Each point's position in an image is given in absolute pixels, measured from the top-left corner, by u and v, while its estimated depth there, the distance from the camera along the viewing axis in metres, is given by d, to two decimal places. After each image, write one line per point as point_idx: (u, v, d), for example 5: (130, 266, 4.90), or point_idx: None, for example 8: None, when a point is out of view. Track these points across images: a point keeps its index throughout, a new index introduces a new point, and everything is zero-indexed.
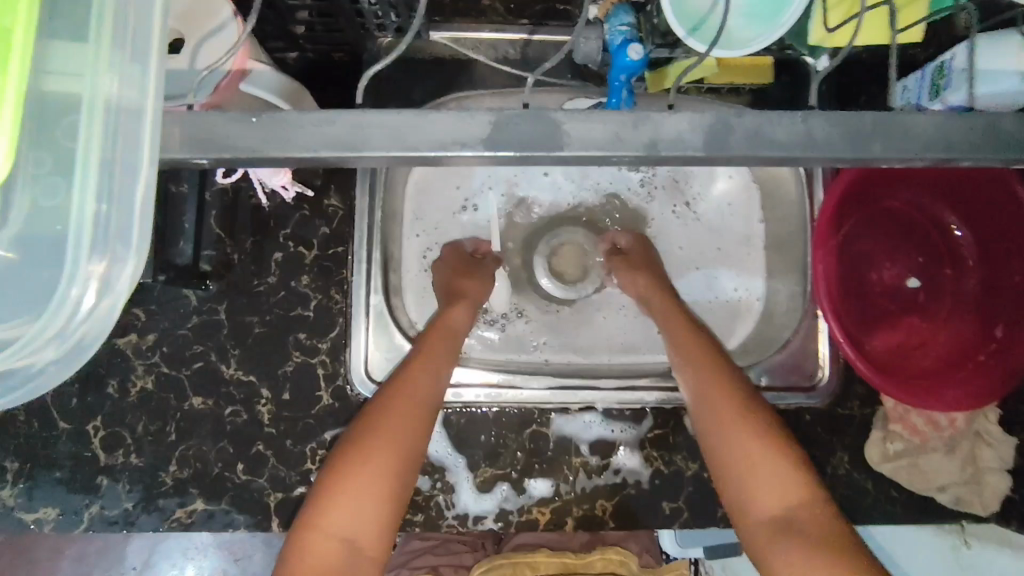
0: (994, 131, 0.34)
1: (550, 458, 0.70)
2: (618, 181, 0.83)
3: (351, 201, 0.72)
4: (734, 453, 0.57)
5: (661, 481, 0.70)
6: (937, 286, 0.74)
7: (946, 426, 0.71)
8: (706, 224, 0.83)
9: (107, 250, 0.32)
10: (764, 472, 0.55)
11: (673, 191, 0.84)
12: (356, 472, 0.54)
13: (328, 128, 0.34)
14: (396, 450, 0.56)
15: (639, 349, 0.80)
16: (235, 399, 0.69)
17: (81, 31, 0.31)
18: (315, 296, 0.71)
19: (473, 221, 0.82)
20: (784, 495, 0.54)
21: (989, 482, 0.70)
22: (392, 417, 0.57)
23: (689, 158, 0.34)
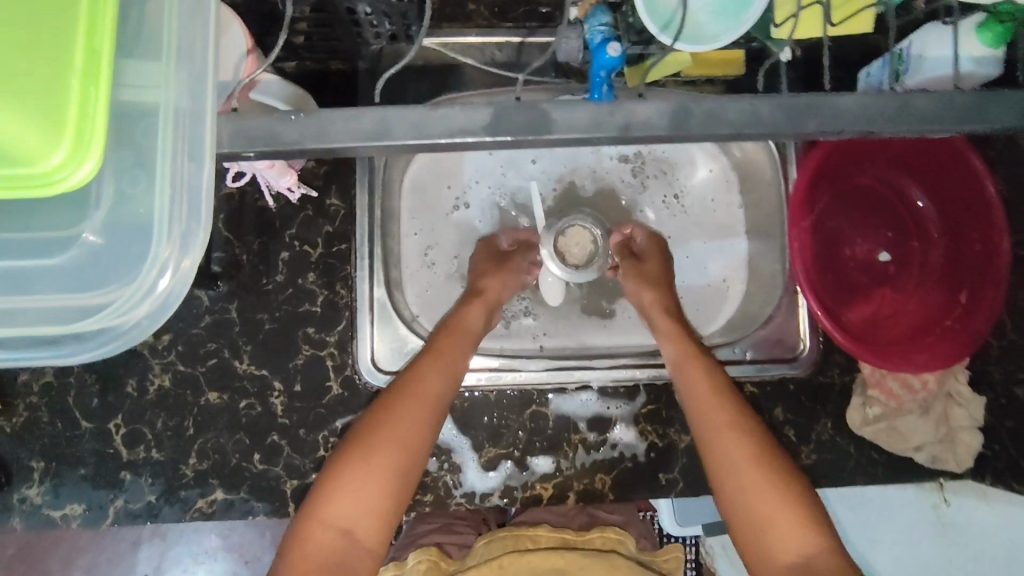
0: (923, 106, 0.39)
1: (550, 436, 0.74)
2: (603, 174, 0.88)
3: (352, 200, 0.76)
4: (748, 497, 0.60)
5: (657, 453, 0.74)
6: (907, 258, 0.79)
7: (920, 389, 0.76)
8: (688, 211, 0.88)
9: (180, 228, 0.38)
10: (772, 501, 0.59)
11: (656, 182, 0.88)
12: (364, 467, 0.56)
13: (358, 124, 0.38)
14: (403, 447, 0.58)
15: (631, 333, 0.83)
16: (249, 392, 0.72)
17: (151, 50, 0.37)
18: (321, 292, 0.74)
19: (465, 219, 0.87)
20: (796, 528, 0.58)
21: (962, 440, 0.74)
22: (403, 413, 0.60)
23: (657, 139, 0.39)
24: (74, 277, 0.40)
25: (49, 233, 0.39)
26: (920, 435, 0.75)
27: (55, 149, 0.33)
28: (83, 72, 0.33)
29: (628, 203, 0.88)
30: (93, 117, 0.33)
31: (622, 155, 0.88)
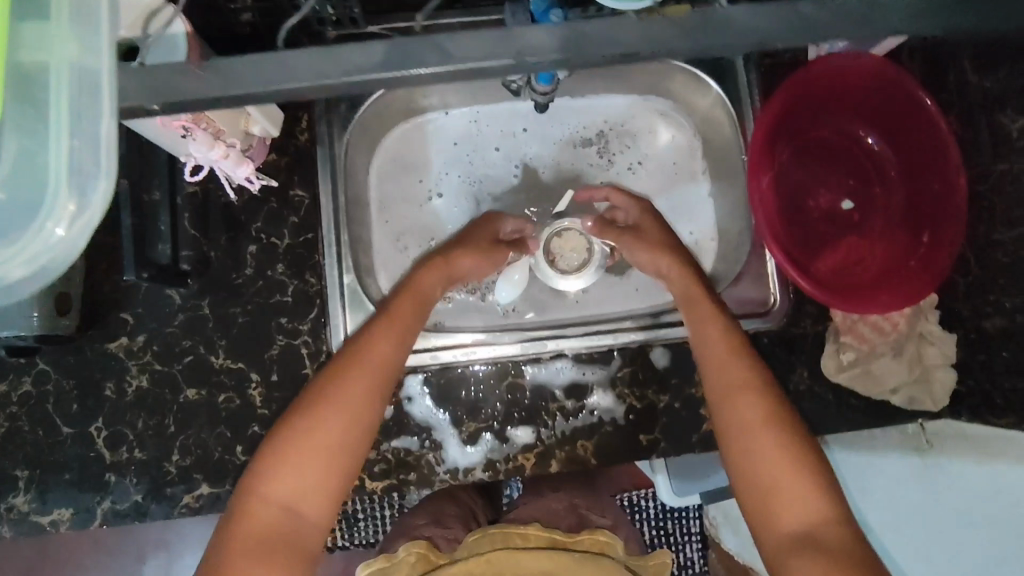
0: (824, 21, 0.40)
1: (528, 406, 0.74)
2: (567, 151, 0.89)
3: (315, 189, 0.77)
4: (765, 464, 0.59)
5: (636, 416, 0.75)
6: (870, 204, 0.79)
7: (890, 331, 0.76)
8: (652, 178, 0.88)
9: (76, 179, 0.39)
10: (782, 474, 0.59)
11: (620, 154, 0.89)
12: (308, 437, 0.57)
13: (267, 67, 0.39)
14: (349, 416, 0.58)
15: (601, 304, 0.84)
16: (227, 385, 0.73)
17: (43, 12, 0.37)
18: (291, 282, 0.75)
19: (436, 209, 0.87)
20: (805, 497, 0.58)
21: (936, 378, 0.75)
22: (348, 380, 0.60)
23: (553, 61, 0.40)
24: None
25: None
26: (895, 377, 0.75)
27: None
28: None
29: (591, 177, 0.89)
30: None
31: (583, 130, 0.89)
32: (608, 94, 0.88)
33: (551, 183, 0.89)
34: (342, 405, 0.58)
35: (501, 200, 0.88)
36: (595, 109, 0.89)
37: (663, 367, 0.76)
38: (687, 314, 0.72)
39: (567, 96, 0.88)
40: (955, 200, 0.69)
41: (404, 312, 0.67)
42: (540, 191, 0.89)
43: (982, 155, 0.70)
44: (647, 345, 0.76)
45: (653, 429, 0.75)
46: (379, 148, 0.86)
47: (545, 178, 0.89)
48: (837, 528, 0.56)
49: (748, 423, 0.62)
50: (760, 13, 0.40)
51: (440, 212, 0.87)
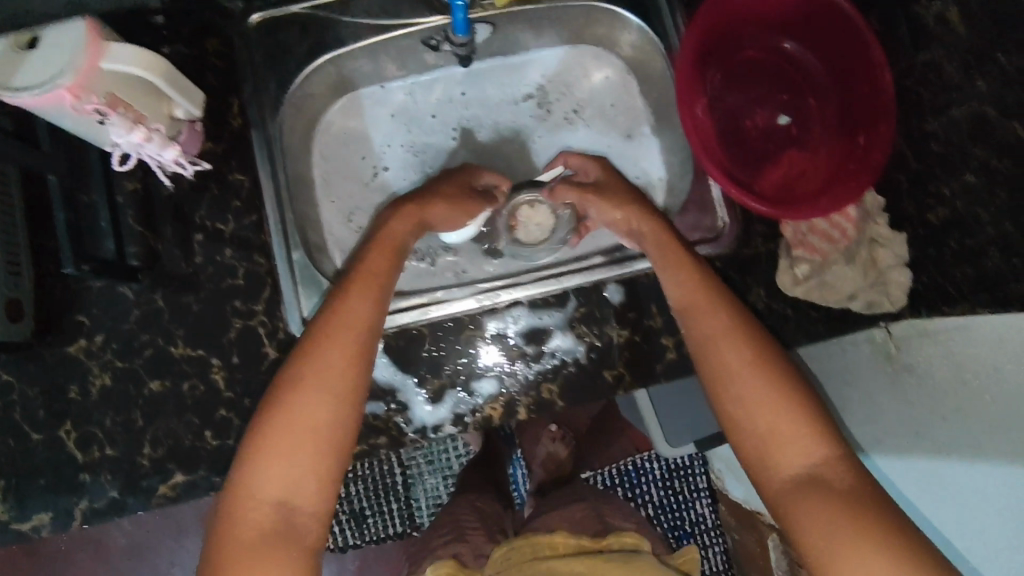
0: None
1: (490, 358, 0.75)
2: (506, 110, 0.89)
3: (254, 171, 0.77)
4: (757, 412, 0.61)
5: (598, 354, 0.75)
6: (806, 117, 0.79)
7: (840, 238, 0.76)
8: (592, 125, 0.89)
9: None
10: (780, 416, 0.61)
11: (558, 106, 0.89)
12: (296, 421, 0.58)
13: None
14: (330, 393, 0.60)
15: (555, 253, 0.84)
16: (190, 373, 0.74)
17: None
18: (241, 265, 0.75)
19: (381, 181, 0.88)
20: (802, 440, 0.60)
21: (892, 280, 0.75)
22: (312, 361, 0.60)
23: None
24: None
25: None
26: (851, 283, 0.75)
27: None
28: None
29: (532, 131, 0.89)
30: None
31: (518, 87, 0.89)
32: (539, 47, 0.88)
33: (494, 142, 0.89)
34: (322, 384, 0.60)
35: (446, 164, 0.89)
36: (528, 65, 0.89)
37: (619, 303, 0.76)
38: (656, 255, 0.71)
39: (498, 55, 0.88)
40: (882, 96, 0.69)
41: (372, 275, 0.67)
42: (484, 151, 0.89)
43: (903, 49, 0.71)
44: (600, 283, 0.77)
45: (615, 364, 0.75)
46: (319, 127, 0.87)
47: (487, 138, 0.89)
48: (833, 466, 0.59)
49: (735, 367, 0.63)
50: None
51: (386, 184, 0.88)
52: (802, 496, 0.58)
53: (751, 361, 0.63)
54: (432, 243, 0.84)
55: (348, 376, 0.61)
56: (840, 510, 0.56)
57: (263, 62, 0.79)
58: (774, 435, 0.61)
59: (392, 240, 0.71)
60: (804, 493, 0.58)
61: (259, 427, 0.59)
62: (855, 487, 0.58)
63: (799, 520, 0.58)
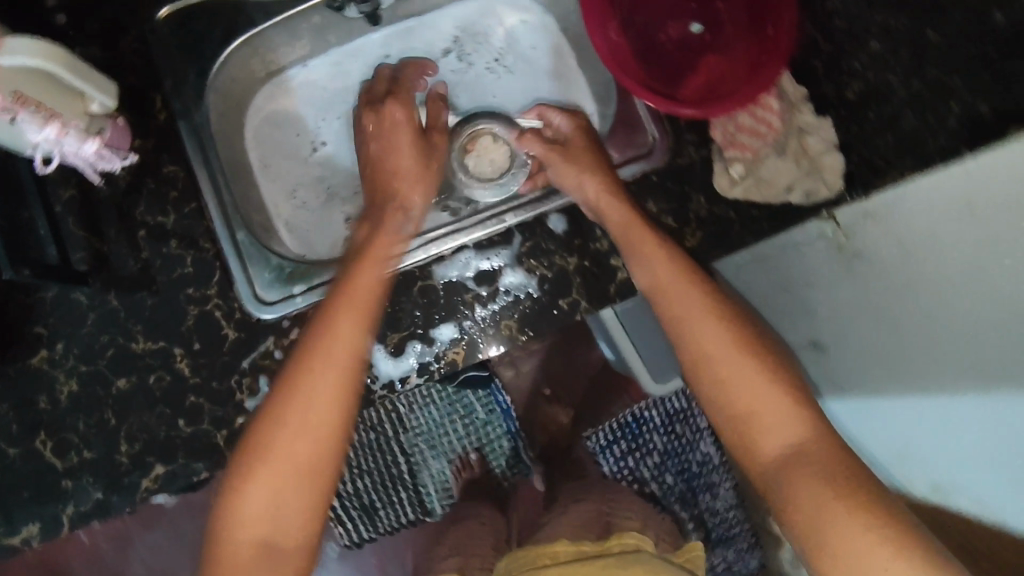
0: None
1: (444, 304, 0.76)
2: (431, 70, 0.91)
3: (187, 161, 0.78)
4: (738, 387, 0.62)
5: (551, 282, 0.76)
6: (719, 21, 0.80)
7: (767, 132, 0.79)
8: (517, 71, 0.92)
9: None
10: (766, 389, 0.61)
11: (481, 57, 0.91)
12: (280, 460, 0.59)
13: None
14: (320, 421, 0.60)
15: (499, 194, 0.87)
16: (155, 366, 0.75)
17: None
18: (188, 253, 0.77)
19: (321, 157, 0.89)
20: (781, 416, 0.60)
21: (826, 165, 0.76)
22: (293, 400, 0.61)
23: None
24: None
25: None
26: (785, 176, 0.79)
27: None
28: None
29: (459, 85, 0.91)
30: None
31: (439, 46, 0.91)
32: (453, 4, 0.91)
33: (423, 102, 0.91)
34: (307, 418, 0.60)
35: None
36: (443, 23, 0.91)
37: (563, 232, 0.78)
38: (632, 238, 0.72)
39: (414, 18, 0.90)
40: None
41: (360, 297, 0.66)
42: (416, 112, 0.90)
43: None
44: (542, 216, 0.78)
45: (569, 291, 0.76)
46: (250, 113, 0.88)
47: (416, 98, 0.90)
48: (810, 442, 0.59)
49: (718, 344, 0.64)
50: None
51: (326, 159, 0.90)
52: (786, 474, 0.58)
53: (734, 340, 0.64)
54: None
55: (335, 409, 0.61)
56: (827, 486, 0.55)
57: (181, 53, 0.80)
58: (761, 415, 0.61)
59: (375, 257, 0.70)
60: (790, 470, 0.58)
61: (241, 476, 0.59)
62: (831, 457, 0.57)
63: (792, 489, 0.57)
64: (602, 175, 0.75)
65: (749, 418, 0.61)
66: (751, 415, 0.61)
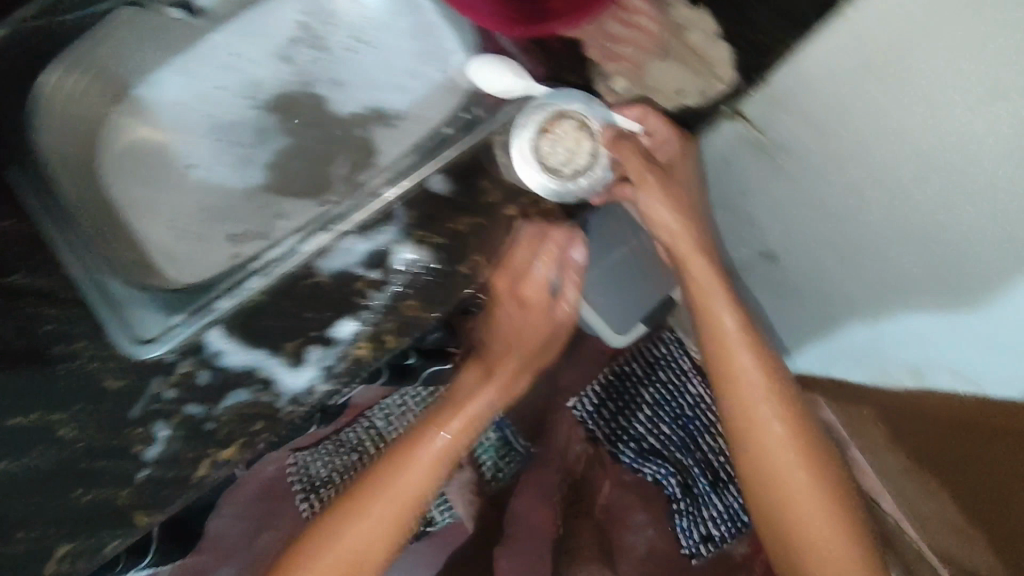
0: None
1: (336, 300, 0.69)
2: (285, 59, 0.85)
3: (25, 206, 0.69)
4: (793, 488, 0.80)
5: (443, 252, 0.71)
6: None
7: (649, 28, 0.70)
8: (374, 39, 0.85)
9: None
10: (773, 404, 0.82)
11: (335, 35, 0.85)
12: (377, 504, 0.85)
13: None
14: (413, 483, 0.87)
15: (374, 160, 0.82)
16: (32, 437, 0.65)
17: None
18: (48, 306, 0.68)
19: (200, 178, 0.83)
20: (834, 539, 0.77)
21: (712, 58, 0.71)
22: (392, 481, 0.87)
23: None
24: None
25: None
26: (676, 78, 0.73)
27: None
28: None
29: (320, 70, 0.86)
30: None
31: (287, 30, 0.84)
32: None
33: (288, 97, 0.86)
34: (411, 478, 0.87)
35: (252, 137, 0.85)
36: (283, 8, 0.83)
37: (450, 193, 0.71)
38: (711, 347, 0.87)
39: (251, 9, 0.82)
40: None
41: (479, 376, 0.96)
42: (281, 108, 0.85)
43: None
44: (425, 183, 0.69)
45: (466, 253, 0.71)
46: (101, 148, 0.80)
47: (282, 94, 0.86)
48: (839, 541, 0.77)
49: (771, 444, 0.81)
50: None
51: (206, 181, 0.83)
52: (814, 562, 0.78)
53: (783, 414, 0.83)
54: (257, 220, 0.80)
55: (402, 506, 0.86)
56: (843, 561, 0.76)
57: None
58: (785, 488, 0.80)
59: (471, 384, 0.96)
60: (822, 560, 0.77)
61: (321, 527, 0.85)
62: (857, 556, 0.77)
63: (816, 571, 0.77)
64: (682, 204, 0.85)
65: (755, 439, 0.82)
66: (775, 493, 0.81)
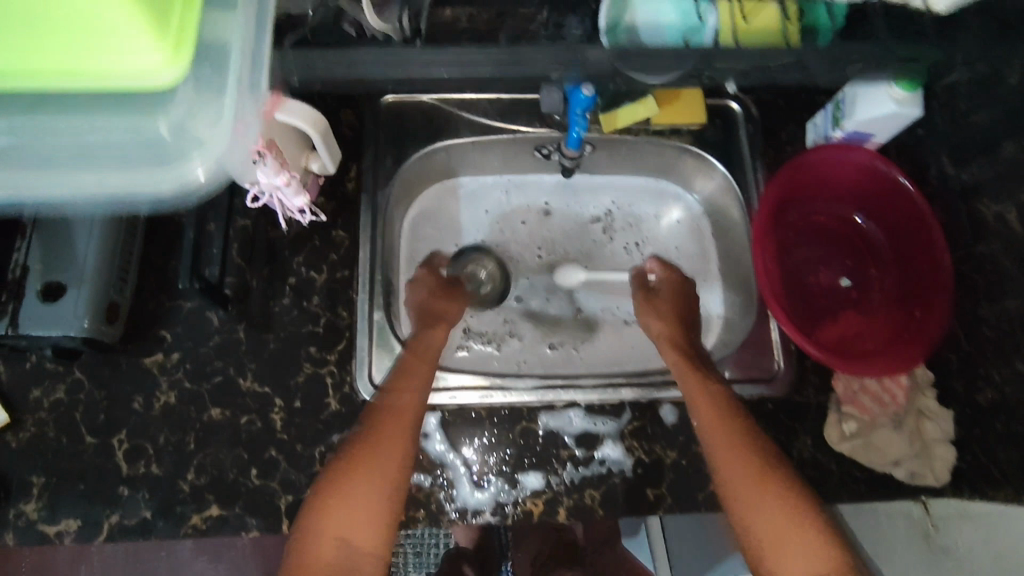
0: None
1: (540, 452, 0.77)
2: (575, 232, 0.96)
3: (356, 232, 0.81)
4: (757, 523, 0.65)
5: (642, 470, 0.77)
6: (867, 284, 0.84)
7: (890, 402, 0.79)
8: (651, 259, 0.96)
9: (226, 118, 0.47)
10: (762, 513, 0.65)
11: (623, 239, 0.96)
12: (347, 487, 0.64)
13: None
14: (398, 454, 0.67)
15: (622, 360, 0.90)
16: (251, 408, 0.75)
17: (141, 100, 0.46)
18: (324, 314, 0.78)
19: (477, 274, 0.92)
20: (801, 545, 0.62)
21: (937, 454, 0.77)
22: None
23: None
24: (142, 150, 0.48)
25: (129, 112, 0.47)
26: (895, 450, 0.78)
27: (153, 49, 0.39)
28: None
29: (594, 251, 0.96)
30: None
31: (593, 209, 0.97)
32: (620, 178, 0.97)
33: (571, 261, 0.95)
34: (396, 439, 0.68)
35: (535, 278, 0.95)
36: (600, 197, 0.97)
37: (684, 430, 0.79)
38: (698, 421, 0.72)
39: (573, 188, 0.97)
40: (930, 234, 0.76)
41: None
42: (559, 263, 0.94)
43: (964, 239, 0.74)
44: (665, 416, 0.79)
45: (658, 485, 0.77)
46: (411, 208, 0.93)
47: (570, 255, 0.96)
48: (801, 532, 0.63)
49: (737, 479, 0.67)
50: None
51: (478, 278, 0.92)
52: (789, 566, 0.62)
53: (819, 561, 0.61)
54: (497, 329, 0.91)
55: None
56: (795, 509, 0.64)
57: (388, 141, 0.85)
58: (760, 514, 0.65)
59: None
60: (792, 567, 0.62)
61: None
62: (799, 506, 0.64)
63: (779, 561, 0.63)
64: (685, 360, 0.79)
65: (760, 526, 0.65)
66: (737, 504, 0.67)
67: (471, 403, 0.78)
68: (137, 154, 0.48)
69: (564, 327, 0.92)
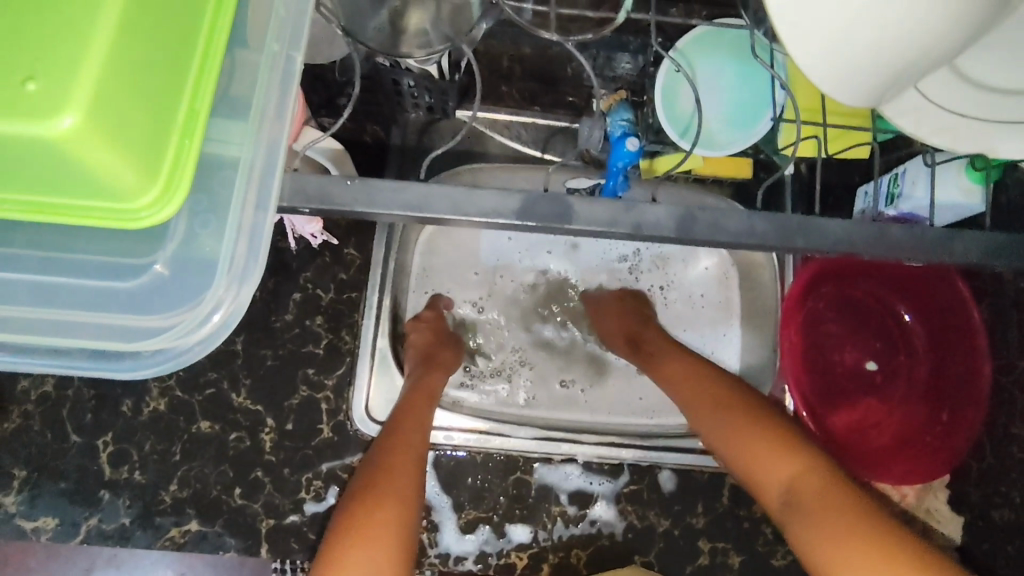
0: (778, 220, 0.42)
1: (530, 504, 0.75)
2: (598, 268, 0.88)
3: (368, 253, 0.78)
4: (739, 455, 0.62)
5: (631, 535, 0.75)
6: (893, 368, 0.80)
7: (899, 502, 0.77)
8: (674, 307, 0.89)
9: (231, 272, 0.38)
10: (741, 445, 0.62)
11: (648, 281, 0.89)
12: (357, 547, 0.58)
13: (401, 194, 0.40)
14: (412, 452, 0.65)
15: (628, 412, 0.84)
16: (241, 425, 0.73)
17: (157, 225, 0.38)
18: (326, 335, 0.76)
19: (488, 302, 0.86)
20: (774, 464, 0.59)
21: None
22: None
23: (664, 240, 0.42)
24: (131, 301, 0.39)
25: (127, 257, 0.39)
26: None
27: (143, 191, 0.32)
28: (182, 128, 0.33)
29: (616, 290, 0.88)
30: (199, 115, 0.33)
31: (620, 246, 0.89)
32: None
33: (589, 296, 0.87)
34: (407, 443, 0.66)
35: (547, 308, 0.86)
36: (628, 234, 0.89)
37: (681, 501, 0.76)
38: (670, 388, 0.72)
39: None
40: (972, 342, 0.71)
41: None
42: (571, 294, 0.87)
43: None
44: (664, 482, 0.77)
45: (647, 553, 0.75)
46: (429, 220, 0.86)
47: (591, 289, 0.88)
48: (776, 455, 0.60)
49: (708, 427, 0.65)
50: (847, 225, 0.43)
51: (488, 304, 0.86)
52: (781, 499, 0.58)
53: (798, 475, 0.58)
54: (508, 360, 0.84)
55: None
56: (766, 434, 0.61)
57: None
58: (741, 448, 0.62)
59: None
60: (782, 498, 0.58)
61: None
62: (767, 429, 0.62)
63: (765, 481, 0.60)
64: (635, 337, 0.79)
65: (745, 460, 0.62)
66: (719, 440, 0.64)
67: (466, 444, 0.76)
68: (127, 307, 0.39)
69: (574, 365, 0.85)
